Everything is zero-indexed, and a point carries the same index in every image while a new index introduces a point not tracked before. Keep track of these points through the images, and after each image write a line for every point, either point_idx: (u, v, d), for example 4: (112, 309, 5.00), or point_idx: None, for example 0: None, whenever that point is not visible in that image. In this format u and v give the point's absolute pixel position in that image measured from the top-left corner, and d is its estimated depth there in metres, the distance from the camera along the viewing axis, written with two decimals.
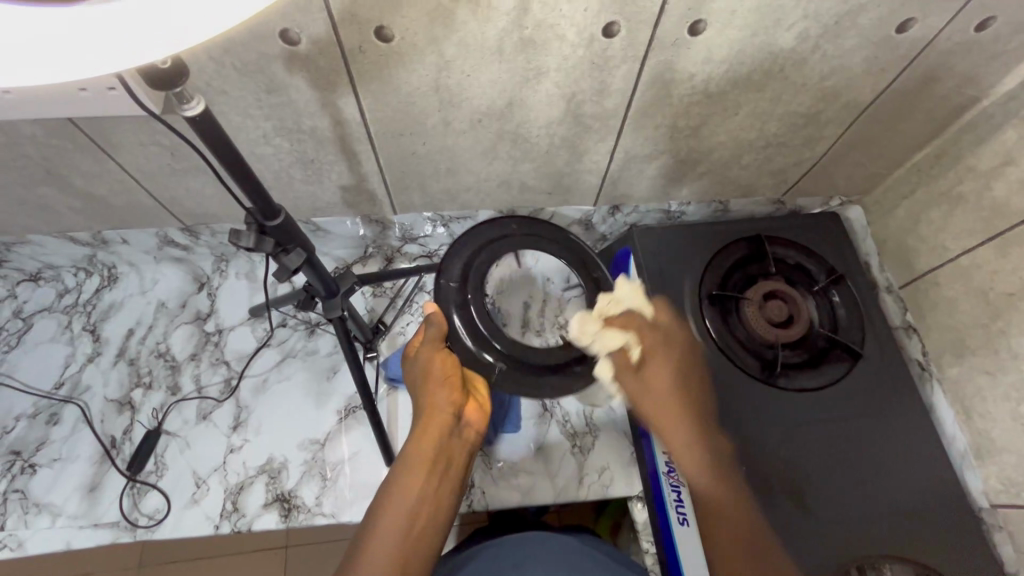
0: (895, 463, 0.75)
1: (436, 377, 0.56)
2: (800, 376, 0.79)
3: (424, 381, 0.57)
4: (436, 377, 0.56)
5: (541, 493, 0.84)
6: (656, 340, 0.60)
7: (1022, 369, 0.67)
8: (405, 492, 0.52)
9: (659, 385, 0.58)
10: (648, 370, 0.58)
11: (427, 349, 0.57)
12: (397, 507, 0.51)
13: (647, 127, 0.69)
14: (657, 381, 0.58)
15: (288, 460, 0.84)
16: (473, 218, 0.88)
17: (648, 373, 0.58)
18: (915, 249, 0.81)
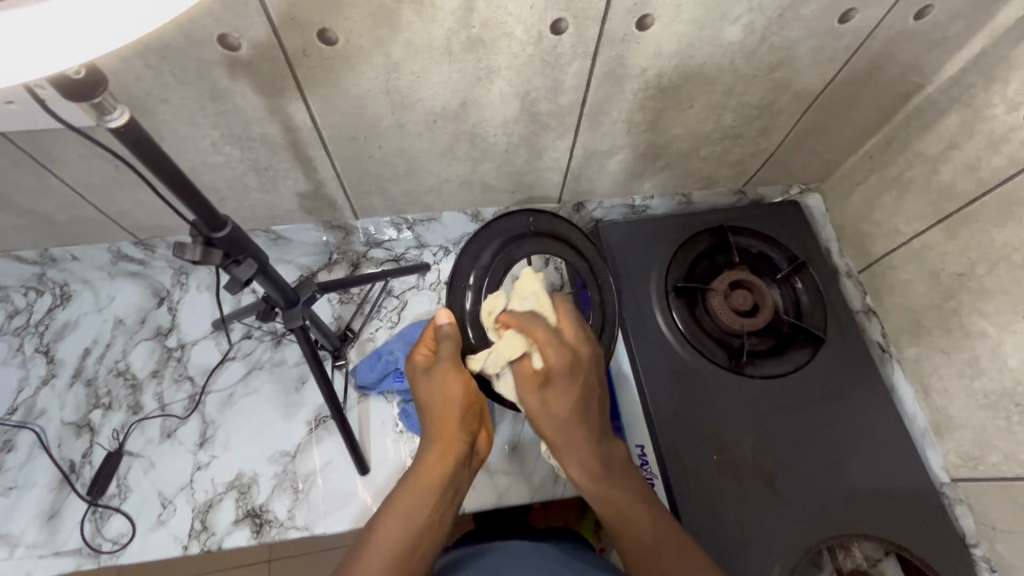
0: (860, 443, 0.77)
1: (456, 400, 0.61)
2: (765, 363, 0.81)
3: (441, 401, 0.61)
4: (455, 399, 0.61)
5: (517, 493, 0.84)
6: (565, 359, 0.57)
7: (974, 346, 0.69)
8: (413, 504, 0.55)
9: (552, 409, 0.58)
10: (548, 387, 0.58)
11: (447, 371, 0.62)
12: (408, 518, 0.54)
13: (604, 122, 0.69)
14: (556, 401, 0.58)
15: (258, 474, 0.82)
16: (438, 220, 0.87)
17: (548, 390, 0.58)
18: (871, 234, 0.83)
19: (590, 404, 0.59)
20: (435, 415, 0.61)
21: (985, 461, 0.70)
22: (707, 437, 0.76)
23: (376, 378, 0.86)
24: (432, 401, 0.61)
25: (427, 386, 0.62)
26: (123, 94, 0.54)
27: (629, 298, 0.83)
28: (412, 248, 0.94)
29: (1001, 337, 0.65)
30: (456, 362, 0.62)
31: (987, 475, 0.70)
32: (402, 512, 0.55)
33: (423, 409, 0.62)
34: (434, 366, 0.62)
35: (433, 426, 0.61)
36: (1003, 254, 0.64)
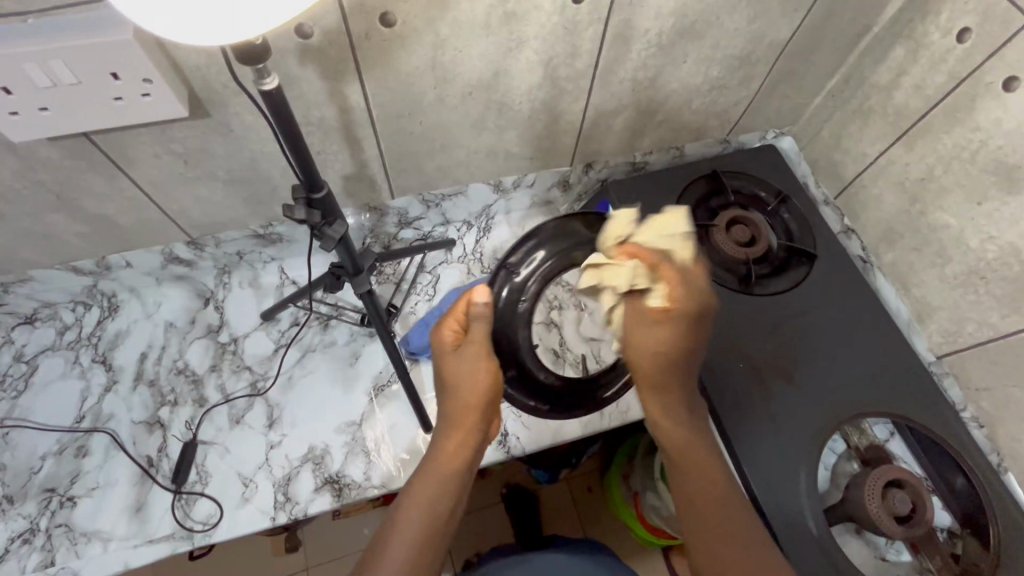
0: (861, 340, 0.89)
1: (480, 385, 0.68)
2: (771, 282, 0.92)
3: (469, 384, 0.68)
4: (480, 387, 0.68)
5: (568, 430, 0.91)
6: (694, 303, 0.65)
7: (941, 237, 0.82)
8: (442, 483, 0.65)
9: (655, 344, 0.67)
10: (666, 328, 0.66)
11: (478, 354, 0.69)
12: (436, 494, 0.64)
13: (613, 83, 0.80)
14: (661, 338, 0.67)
15: (329, 445, 0.88)
16: (464, 193, 0.96)
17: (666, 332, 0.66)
18: (842, 161, 0.96)
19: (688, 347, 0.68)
20: (462, 396, 0.68)
21: (962, 333, 0.83)
22: (731, 350, 0.86)
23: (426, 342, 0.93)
24: (457, 380, 0.69)
25: (456, 368, 0.69)
26: (203, 89, 0.60)
27: None
28: (438, 226, 1.02)
29: (962, 225, 0.78)
30: (483, 345, 0.69)
31: (966, 344, 0.83)
32: (433, 488, 0.65)
33: (449, 389, 0.69)
34: (463, 348, 0.69)
35: (458, 408, 0.69)
36: (955, 154, 0.77)
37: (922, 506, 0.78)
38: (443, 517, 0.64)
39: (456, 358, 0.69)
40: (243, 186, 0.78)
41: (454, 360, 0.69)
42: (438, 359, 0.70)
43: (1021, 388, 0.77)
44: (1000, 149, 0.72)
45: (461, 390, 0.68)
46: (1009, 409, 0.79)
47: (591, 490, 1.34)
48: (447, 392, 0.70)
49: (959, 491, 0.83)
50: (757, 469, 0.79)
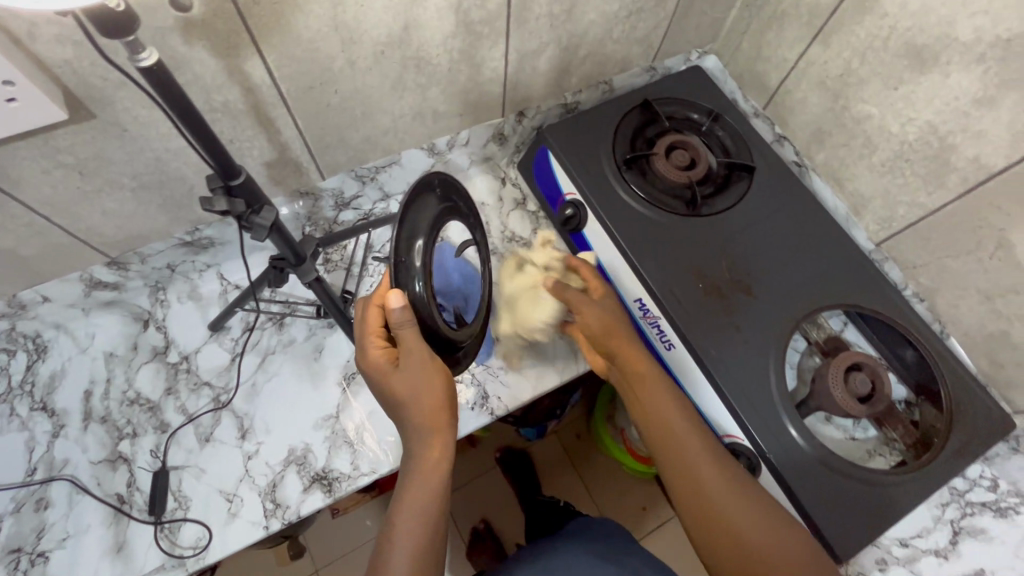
0: (807, 240, 0.92)
1: (431, 389, 0.63)
2: (716, 201, 0.94)
3: (419, 392, 0.63)
4: (432, 392, 0.63)
5: (547, 379, 0.92)
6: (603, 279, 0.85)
7: (864, 129, 0.85)
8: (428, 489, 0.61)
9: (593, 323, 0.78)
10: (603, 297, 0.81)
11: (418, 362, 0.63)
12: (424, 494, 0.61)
13: (530, 21, 0.76)
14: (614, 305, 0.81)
15: (310, 443, 0.85)
16: (398, 162, 0.92)
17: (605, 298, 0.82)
18: (765, 71, 0.97)
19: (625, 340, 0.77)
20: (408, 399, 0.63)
21: (895, 217, 0.87)
22: (691, 272, 0.88)
23: None
24: (397, 390, 0.63)
25: (401, 378, 0.63)
26: (81, 88, 0.54)
27: (589, 182, 0.93)
28: (379, 202, 0.98)
29: (883, 113, 0.81)
30: (421, 350, 0.63)
31: (899, 228, 0.87)
32: (415, 503, 0.60)
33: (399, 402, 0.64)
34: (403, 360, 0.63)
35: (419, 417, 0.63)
36: (869, 44, 0.79)
37: (880, 385, 0.83)
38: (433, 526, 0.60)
39: (386, 367, 0.63)
40: (156, 191, 0.72)
41: (388, 372, 0.63)
42: (378, 378, 0.64)
43: (951, 257, 0.82)
44: (908, 31, 0.74)
45: (412, 400, 0.62)
46: (944, 280, 0.84)
47: (580, 438, 1.37)
48: (402, 409, 0.63)
49: (909, 364, 0.90)
50: (735, 387, 0.82)
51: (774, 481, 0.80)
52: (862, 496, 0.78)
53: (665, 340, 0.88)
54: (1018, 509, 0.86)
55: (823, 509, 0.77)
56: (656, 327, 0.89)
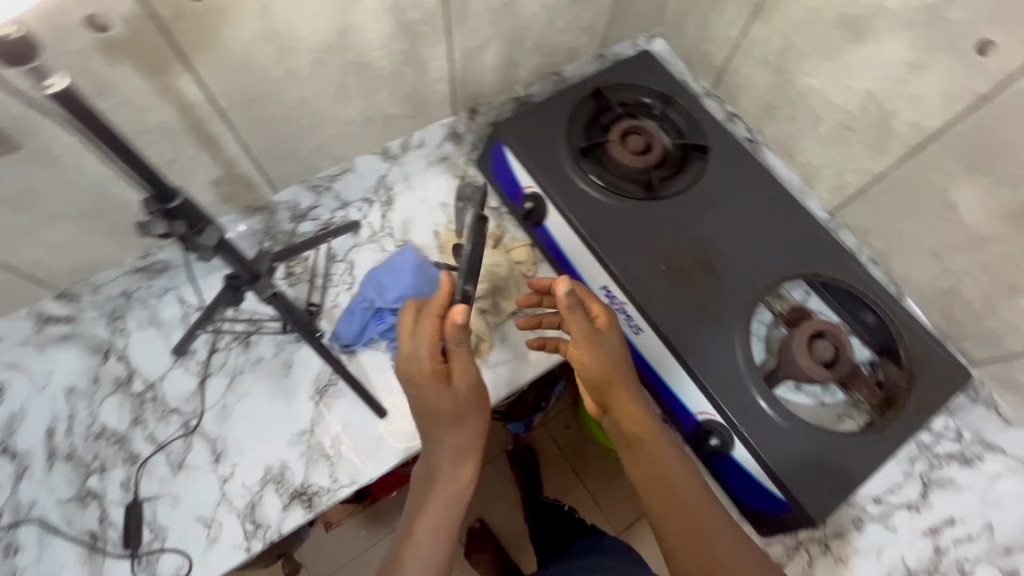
0: (762, 213, 0.93)
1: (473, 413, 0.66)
2: (672, 183, 0.95)
3: (461, 413, 0.65)
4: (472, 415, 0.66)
5: (522, 373, 0.93)
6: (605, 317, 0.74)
7: (808, 101, 0.87)
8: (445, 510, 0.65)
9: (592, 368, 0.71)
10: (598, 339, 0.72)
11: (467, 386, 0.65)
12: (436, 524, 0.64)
13: (470, 18, 0.75)
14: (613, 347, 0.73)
15: (286, 460, 0.84)
16: (353, 169, 0.91)
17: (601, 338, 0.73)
18: (711, 51, 0.98)
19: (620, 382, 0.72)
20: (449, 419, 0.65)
21: (845, 186, 0.89)
22: (652, 255, 0.89)
23: (358, 328, 0.89)
24: (439, 407, 0.63)
25: (447, 402, 0.64)
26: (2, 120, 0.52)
27: (546, 175, 0.93)
28: (337, 210, 0.97)
29: (824, 85, 0.83)
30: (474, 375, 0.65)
31: (849, 196, 0.90)
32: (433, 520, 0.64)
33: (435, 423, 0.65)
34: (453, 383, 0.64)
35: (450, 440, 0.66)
36: (805, 17, 0.80)
37: (843, 348, 0.86)
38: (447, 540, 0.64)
39: (432, 385, 0.63)
40: (100, 219, 0.70)
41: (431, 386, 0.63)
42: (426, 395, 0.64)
43: (900, 221, 0.84)
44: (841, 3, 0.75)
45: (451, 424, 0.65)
46: (896, 243, 0.87)
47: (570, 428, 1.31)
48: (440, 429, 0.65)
49: (871, 327, 0.92)
50: (703, 365, 0.84)
51: (748, 452, 0.81)
52: (833, 458, 0.81)
53: (634, 324, 0.89)
54: (983, 457, 0.91)
55: (796, 475, 0.79)
56: (624, 313, 0.90)
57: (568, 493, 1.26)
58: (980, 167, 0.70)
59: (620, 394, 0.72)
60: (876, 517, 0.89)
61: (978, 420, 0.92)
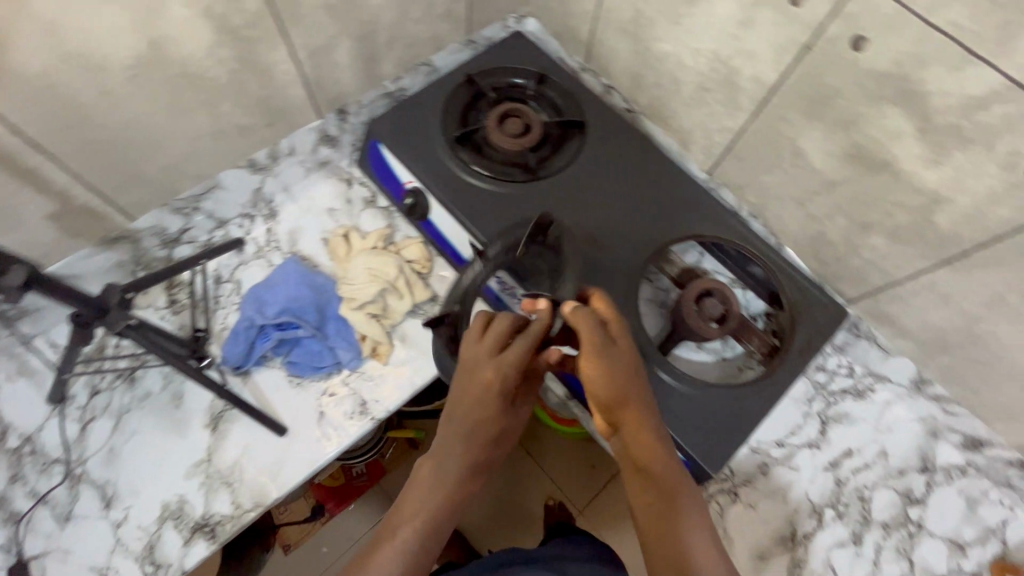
0: (642, 182, 0.94)
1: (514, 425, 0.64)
2: (554, 161, 0.94)
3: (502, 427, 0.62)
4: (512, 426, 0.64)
5: (426, 368, 0.91)
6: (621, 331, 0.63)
7: (667, 67, 0.87)
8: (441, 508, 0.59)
9: (603, 392, 0.58)
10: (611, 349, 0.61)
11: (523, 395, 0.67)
12: (425, 525, 0.58)
13: (305, 17, 0.72)
14: (626, 361, 0.61)
15: (184, 494, 0.80)
16: (220, 185, 0.87)
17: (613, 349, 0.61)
18: (576, 26, 0.98)
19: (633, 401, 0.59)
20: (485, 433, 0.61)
21: (714, 147, 0.91)
22: None
23: (243, 349, 0.86)
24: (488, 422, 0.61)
25: (488, 408, 0.60)
26: None
27: (424, 169, 0.92)
28: (214, 229, 0.92)
29: (676, 49, 0.83)
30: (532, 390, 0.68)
31: (719, 157, 0.91)
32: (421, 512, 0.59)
33: (468, 429, 0.60)
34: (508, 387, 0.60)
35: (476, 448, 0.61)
36: None
37: (730, 302, 0.87)
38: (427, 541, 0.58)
39: (493, 398, 0.60)
40: None
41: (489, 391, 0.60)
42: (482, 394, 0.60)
43: (765, 174, 0.86)
44: None
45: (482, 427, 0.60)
46: (767, 197, 0.89)
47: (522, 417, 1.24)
48: (466, 431, 0.60)
49: (761, 278, 0.93)
50: None
51: None
52: (726, 408, 0.84)
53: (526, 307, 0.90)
54: (873, 388, 0.96)
55: (692, 431, 0.82)
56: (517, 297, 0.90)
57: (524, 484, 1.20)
58: (817, 115, 0.72)
59: (634, 416, 0.59)
60: (782, 460, 0.92)
61: (869, 356, 0.97)
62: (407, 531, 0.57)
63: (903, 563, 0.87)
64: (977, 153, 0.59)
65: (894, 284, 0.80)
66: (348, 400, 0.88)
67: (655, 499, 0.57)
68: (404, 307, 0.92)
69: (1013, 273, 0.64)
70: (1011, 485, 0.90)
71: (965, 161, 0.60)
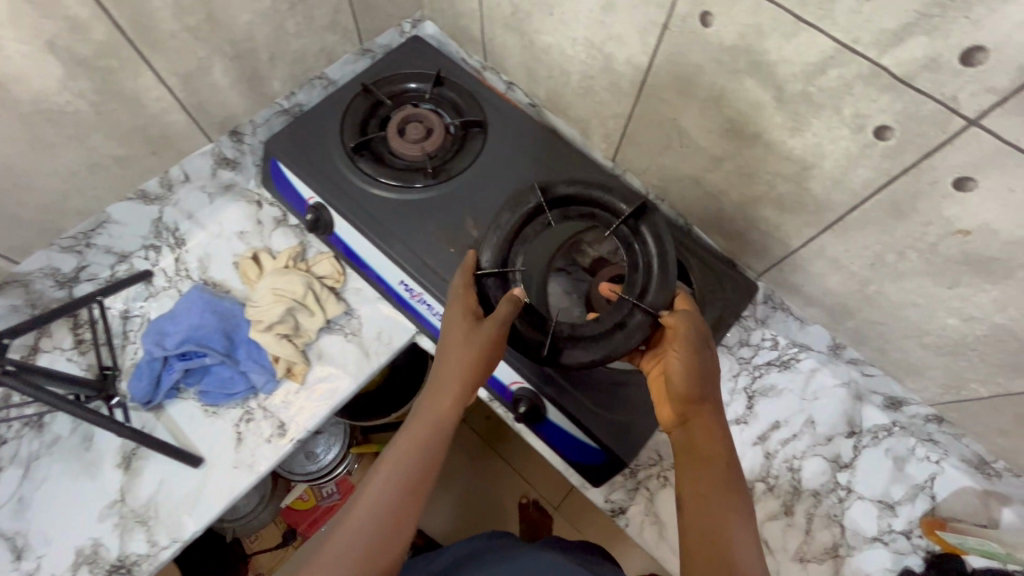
0: (546, 175, 0.94)
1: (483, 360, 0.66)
2: (456, 162, 0.93)
3: (470, 358, 0.65)
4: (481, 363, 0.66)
5: (342, 385, 0.90)
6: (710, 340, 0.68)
7: (553, 59, 0.87)
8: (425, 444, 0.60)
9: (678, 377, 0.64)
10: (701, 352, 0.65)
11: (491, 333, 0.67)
12: (421, 446, 0.60)
13: (165, 42, 0.71)
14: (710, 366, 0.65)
15: (98, 537, 0.79)
16: (111, 220, 0.85)
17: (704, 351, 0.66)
18: (468, 26, 0.98)
19: (706, 392, 0.63)
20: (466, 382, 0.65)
21: (611, 134, 0.91)
22: (441, 239, 0.88)
23: (150, 385, 0.84)
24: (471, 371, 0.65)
25: (458, 348, 0.66)
26: None
27: (323, 183, 0.91)
28: (117, 265, 0.92)
29: (557, 40, 0.83)
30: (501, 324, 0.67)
31: (618, 143, 0.91)
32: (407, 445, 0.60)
33: (447, 360, 0.66)
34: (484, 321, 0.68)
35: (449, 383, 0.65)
36: None
37: None
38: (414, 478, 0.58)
39: (458, 320, 0.68)
40: None
41: (467, 342, 0.66)
42: (453, 333, 0.67)
43: (660, 156, 0.86)
44: None
45: (454, 362, 0.65)
46: (667, 178, 0.89)
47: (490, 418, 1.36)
48: (444, 361, 0.66)
49: None
50: None
51: (558, 411, 0.81)
52: (641, 393, 0.80)
53: (435, 312, 0.89)
54: (797, 358, 0.96)
55: (600, 421, 0.79)
56: (425, 303, 0.89)
57: (497, 479, 1.36)
58: (688, 93, 0.72)
59: (694, 405, 0.63)
60: None
61: (788, 328, 0.97)
62: (395, 459, 0.59)
63: (834, 529, 0.88)
64: (828, 118, 0.59)
65: (790, 255, 0.80)
66: (264, 423, 0.87)
67: (706, 480, 0.56)
68: (315, 325, 0.90)
69: (885, 233, 0.65)
70: (935, 440, 0.90)
71: (820, 126, 0.60)
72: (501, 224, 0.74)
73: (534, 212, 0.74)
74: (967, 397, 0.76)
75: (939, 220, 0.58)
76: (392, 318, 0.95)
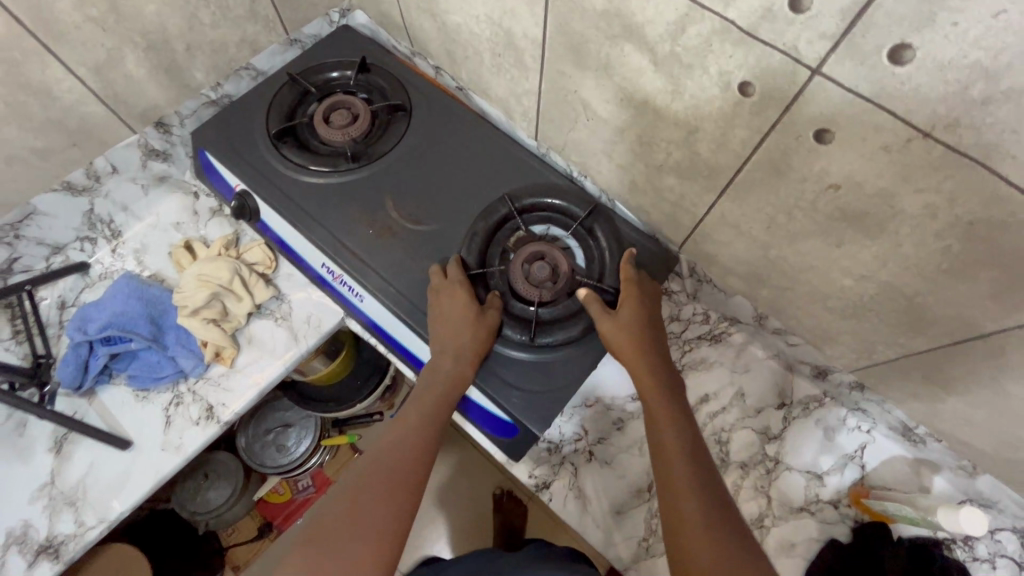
0: (468, 156, 0.94)
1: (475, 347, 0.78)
2: (379, 145, 0.94)
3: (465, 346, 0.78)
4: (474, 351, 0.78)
5: (269, 369, 0.92)
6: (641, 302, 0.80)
7: (466, 39, 0.88)
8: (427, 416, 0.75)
9: (620, 339, 0.77)
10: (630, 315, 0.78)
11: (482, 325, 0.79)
12: (425, 417, 0.74)
13: (68, 33, 0.73)
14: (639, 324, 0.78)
15: (28, 518, 0.81)
16: (39, 211, 0.88)
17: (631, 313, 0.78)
18: (391, 12, 0.98)
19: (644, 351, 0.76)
20: (477, 354, 0.78)
21: (529, 113, 0.91)
22: (360, 221, 0.89)
23: (77, 370, 0.86)
24: (480, 345, 0.79)
25: (457, 336, 0.78)
26: None
27: (247, 171, 0.92)
28: (52, 256, 0.95)
29: (465, 20, 0.84)
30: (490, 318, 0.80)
31: (536, 121, 0.91)
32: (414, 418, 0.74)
33: (445, 345, 0.78)
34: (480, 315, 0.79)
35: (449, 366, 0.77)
36: None
37: (555, 262, 0.82)
38: (418, 443, 0.72)
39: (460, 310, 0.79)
40: None
41: (477, 323, 0.79)
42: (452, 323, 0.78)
43: (572, 132, 0.86)
44: None
45: (455, 348, 0.77)
46: (583, 154, 0.89)
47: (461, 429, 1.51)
48: (445, 347, 0.78)
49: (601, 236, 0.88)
50: (418, 313, 0.84)
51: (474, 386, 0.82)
52: (559, 369, 0.81)
53: (355, 292, 0.89)
54: (729, 331, 0.95)
55: (513, 392, 0.81)
56: (346, 285, 0.90)
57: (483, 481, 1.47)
58: (582, 63, 0.72)
59: (650, 388, 0.74)
60: (636, 413, 0.90)
61: (717, 300, 0.94)
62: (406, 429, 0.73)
63: (760, 500, 0.87)
64: (699, 78, 0.59)
65: (700, 224, 0.79)
66: (191, 407, 0.89)
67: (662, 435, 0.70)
68: (243, 311, 0.92)
69: (771, 194, 0.64)
70: (865, 409, 0.87)
71: (695, 86, 0.60)
72: (478, 232, 0.85)
73: (504, 218, 0.87)
74: (879, 360, 0.75)
75: (812, 175, 0.58)
76: (322, 301, 0.97)
